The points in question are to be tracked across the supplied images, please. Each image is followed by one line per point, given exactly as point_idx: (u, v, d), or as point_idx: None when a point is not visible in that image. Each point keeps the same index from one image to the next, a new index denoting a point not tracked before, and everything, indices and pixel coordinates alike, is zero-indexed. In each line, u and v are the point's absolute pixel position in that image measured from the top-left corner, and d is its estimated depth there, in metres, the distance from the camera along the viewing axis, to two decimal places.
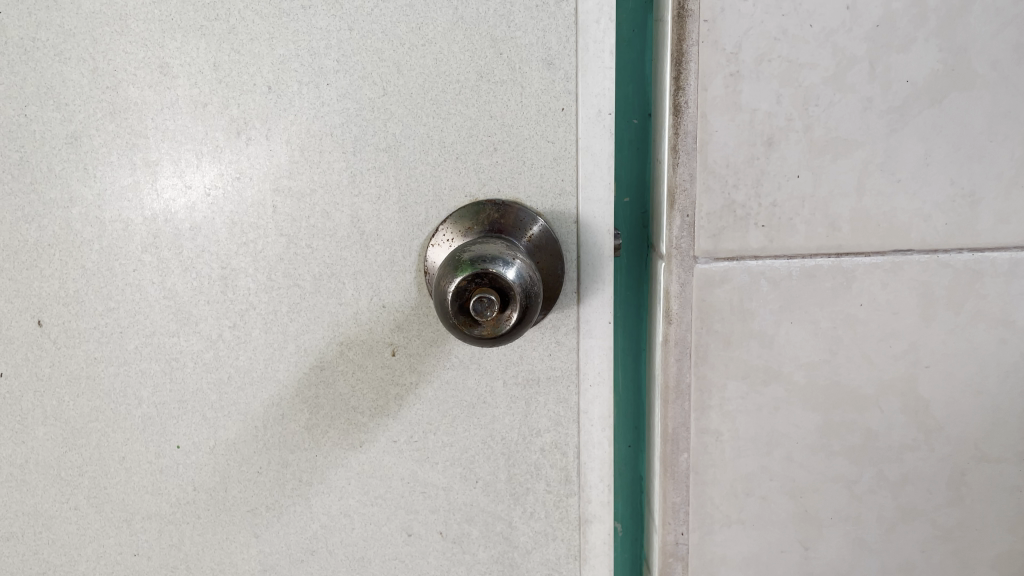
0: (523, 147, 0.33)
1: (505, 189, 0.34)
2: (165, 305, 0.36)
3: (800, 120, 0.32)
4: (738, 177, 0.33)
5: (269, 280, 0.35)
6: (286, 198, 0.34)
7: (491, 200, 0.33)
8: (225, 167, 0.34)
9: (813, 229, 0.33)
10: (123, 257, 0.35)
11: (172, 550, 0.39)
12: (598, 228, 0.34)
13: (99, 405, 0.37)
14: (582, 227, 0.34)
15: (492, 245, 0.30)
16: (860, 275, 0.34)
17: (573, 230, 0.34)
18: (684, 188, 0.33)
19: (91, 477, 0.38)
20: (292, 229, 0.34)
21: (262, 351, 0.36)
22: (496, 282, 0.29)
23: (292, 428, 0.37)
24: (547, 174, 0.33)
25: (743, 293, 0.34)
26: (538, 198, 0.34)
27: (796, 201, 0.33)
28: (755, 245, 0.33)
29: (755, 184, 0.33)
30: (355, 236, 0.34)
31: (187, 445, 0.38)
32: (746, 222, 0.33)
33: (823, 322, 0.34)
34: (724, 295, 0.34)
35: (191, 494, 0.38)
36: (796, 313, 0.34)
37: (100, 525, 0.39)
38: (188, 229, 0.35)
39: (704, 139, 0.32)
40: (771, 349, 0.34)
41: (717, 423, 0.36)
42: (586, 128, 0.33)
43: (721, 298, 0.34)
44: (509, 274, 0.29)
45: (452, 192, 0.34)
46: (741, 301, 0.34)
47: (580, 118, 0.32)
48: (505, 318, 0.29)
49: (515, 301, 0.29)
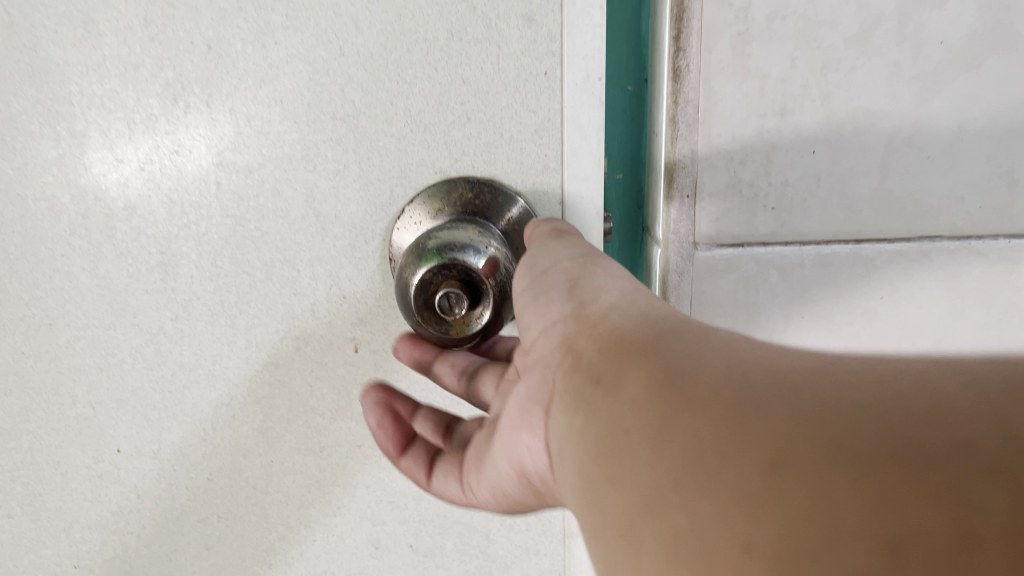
0: (500, 117, 0.28)
1: (480, 166, 0.29)
2: (99, 294, 0.32)
3: (817, 87, 0.28)
4: (745, 155, 0.29)
5: (215, 266, 0.31)
6: (230, 174, 0.30)
7: (465, 179, 0.29)
8: (161, 139, 0.30)
9: (827, 214, 0.30)
10: (50, 240, 0.31)
11: (117, 561, 0.36)
12: (585, 210, 0.30)
13: (30, 403, 0.33)
14: (567, 209, 0.30)
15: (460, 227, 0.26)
16: (881, 265, 0.31)
17: (557, 211, 0.30)
18: (684, 165, 0.29)
19: (25, 483, 0.35)
20: (238, 210, 0.30)
21: (209, 347, 0.32)
22: (467, 275, 0.25)
23: (245, 432, 0.33)
24: (528, 148, 0.29)
25: (750, 284, 0.31)
26: (517, 175, 0.29)
27: (811, 179, 0.29)
28: (764, 230, 0.30)
29: (765, 162, 0.29)
30: (310, 217, 0.30)
31: (128, 449, 0.34)
32: (754, 205, 0.29)
33: (839, 317, 0.32)
34: (727, 286, 0.31)
35: (135, 502, 0.35)
36: (808, 309, 0.32)
37: (36, 533, 0.35)
38: (121, 209, 0.31)
39: (707, 109, 0.28)
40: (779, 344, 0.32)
41: None
42: (573, 96, 0.28)
43: (723, 291, 0.31)
44: (481, 267, 0.25)
45: (420, 167, 0.29)
46: (747, 294, 0.31)
47: (566, 85, 0.28)
48: (476, 317, 0.26)
49: (488, 298, 0.26)
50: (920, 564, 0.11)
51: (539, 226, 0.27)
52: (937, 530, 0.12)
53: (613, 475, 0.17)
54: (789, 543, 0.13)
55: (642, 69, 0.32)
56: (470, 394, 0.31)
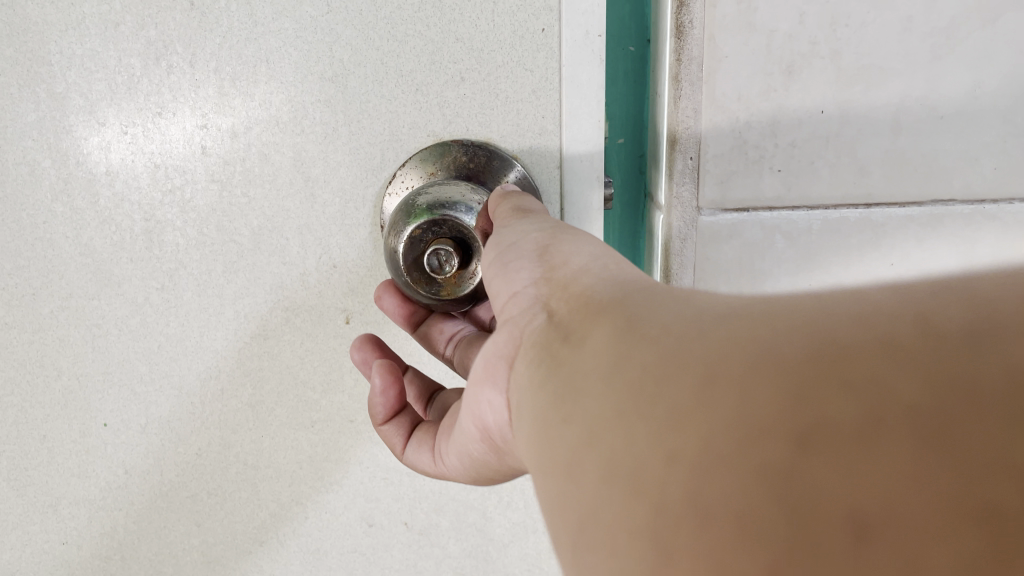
0: (496, 76, 0.27)
1: (473, 129, 0.28)
2: (82, 263, 0.31)
3: (825, 43, 0.27)
4: (752, 115, 0.28)
5: (201, 234, 0.30)
6: (216, 137, 0.29)
7: (458, 142, 0.28)
8: (144, 100, 0.28)
9: (836, 175, 0.29)
10: (30, 207, 0.30)
11: (105, 538, 0.35)
12: (586, 176, 0.28)
13: (14, 376, 0.33)
14: (565, 172, 0.28)
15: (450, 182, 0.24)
16: (892, 231, 0.30)
17: (555, 176, 0.28)
18: (687, 126, 0.29)
19: (11, 458, 0.34)
20: (224, 175, 0.29)
21: (196, 318, 0.31)
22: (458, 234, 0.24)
23: (234, 406, 0.32)
24: (525, 109, 0.27)
25: (756, 250, 0.30)
26: (513, 138, 0.28)
27: (819, 139, 0.29)
28: (769, 192, 0.29)
29: (770, 121, 0.28)
30: (299, 182, 0.29)
31: (115, 423, 0.33)
32: (760, 166, 0.29)
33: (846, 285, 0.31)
34: (731, 252, 0.30)
35: (123, 478, 0.34)
36: (816, 277, 0.31)
37: (23, 509, 0.35)
38: (104, 174, 0.29)
39: (714, 66, 0.28)
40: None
41: None
42: (572, 54, 0.26)
43: (728, 257, 0.30)
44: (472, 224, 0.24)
45: (413, 130, 0.28)
46: (753, 260, 0.30)
47: (565, 42, 0.26)
48: (468, 275, 0.25)
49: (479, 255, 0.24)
50: (826, 466, 0.10)
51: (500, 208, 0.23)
52: (880, 439, 0.09)
53: (557, 420, 0.15)
54: (704, 449, 0.11)
55: (642, 29, 0.31)
56: (455, 361, 0.30)
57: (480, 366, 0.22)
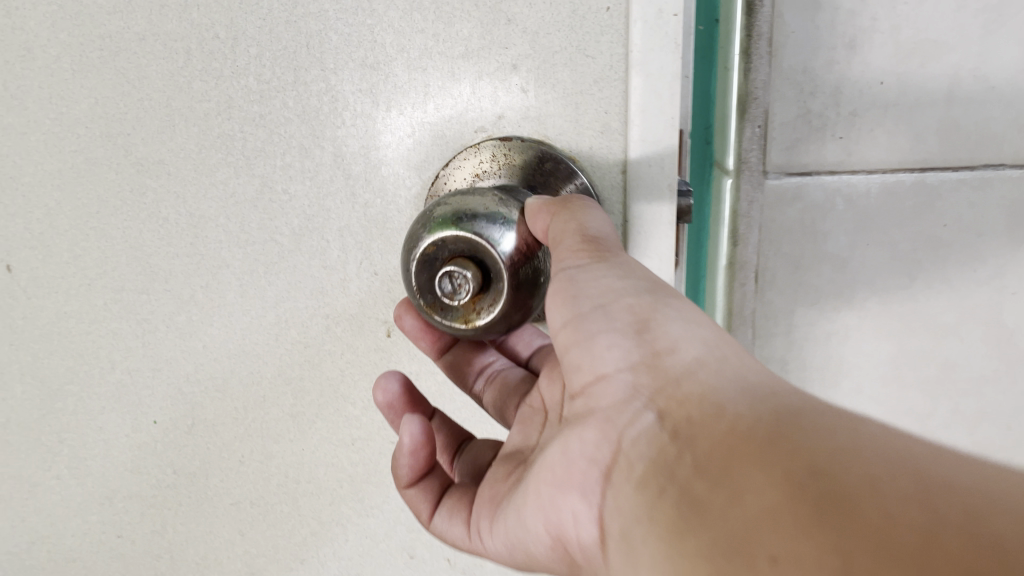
0: (552, 64, 0.23)
1: (525, 125, 0.24)
2: (132, 256, 0.30)
3: (884, 20, 0.29)
4: (816, 88, 0.30)
5: (243, 232, 0.28)
6: (257, 127, 0.27)
7: (506, 140, 0.24)
8: (188, 88, 0.27)
9: (893, 143, 0.30)
10: (87, 196, 0.29)
11: (155, 536, 0.34)
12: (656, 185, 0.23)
13: (74, 365, 0.32)
14: (630, 180, 0.24)
15: (480, 193, 0.21)
16: (944, 194, 0.31)
17: (619, 184, 0.24)
18: (757, 96, 0.30)
19: (71, 446, 0.34)
20: (265, 169, 0.27)
21: (238, 320, 0.29)
22: (476, 255, 0.20)
23: (275, 415, 0.30)
24: (585, 103, 0.23)
25: (816, 213, 0.31)
26: (571, 137, 0.24)
27: (879, 110, 0.30)
28: (832, 159, 0.31)
29: (834, 92, 0.30)
30: (339, 179, 0.26)
31: (164, 421, 0.32)
32: (824, 133, 0.30)
33: (902, 244, 0.32)
34: (794, 214, 0.31)
35: (171, 477, 0.33)
36: (873, 237, 0.32)
37: (82, 498, 0.35)
38: (151, 165, 0.28)
39: (780, 42, 0.30)
40: (846, 273, 0.32)
41: (781, 350, 0.34)
42: (642, 38, 0.22)
43: (791, 219, 0.31)
44: (492, 247, 0.20)
45: (460, 124, 0.25)
46: (814, 222, 0.31)
47: (633, 24, 0.22)
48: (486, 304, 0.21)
49: (500, 284, 0.20)
50: None
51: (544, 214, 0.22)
52: None
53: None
54: None
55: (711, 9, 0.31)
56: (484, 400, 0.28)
57: (560, 461, 0.22)
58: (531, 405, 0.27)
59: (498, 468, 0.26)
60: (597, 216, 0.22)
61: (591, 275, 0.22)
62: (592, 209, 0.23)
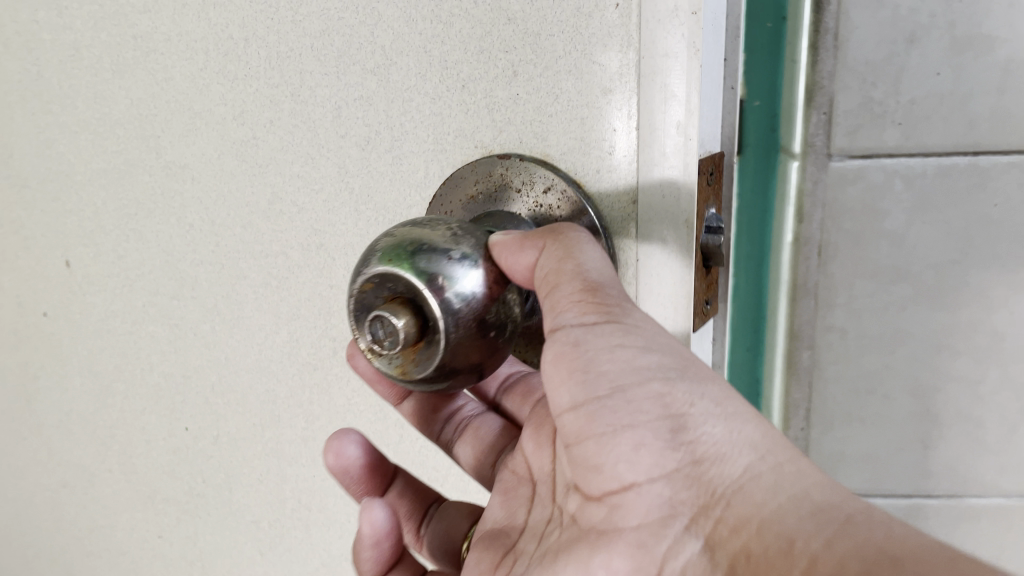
0: (555, 71, 0.19)
1: (525, 141, 0.20)
2: (165, 260, 0.29)
3: (945, 16, 0.23)
4: (882, 77, 0.24)
5: (256, 243, 0.27)
6: (267, 134, 0.25)
7: (504, 158, 0.21)
8: (208, 91, 0.26)
9: (947, 131, 0.24)
10: (127, 198, 0.29)
11: (189, 542, 0.34)
12: (669, 221, 0.19)
13: (120, 363, 0.33)
14: (641, 213, 0.19)
15: (439, 223, 0.18)
16: (1002, 171, 0.24)
17: (628, 218, 0.19)
18: (823, 87, 0.24)
19: (121, 441, 0.34)
20: (275, 179, 0.25)
21: (254, 335, 0.28)
22: (414, 300, 0.17)
23: (288, 437, 0.29)
24: (590, 118, 0.19)
25: (873, 193, 0.25)
26: (576, 157, 0.20)
27: (933, 104, 0.23)
28: (891, 144, 0.24)
29: (895, 85, 0.24)
30: (343, 193, 0.24)
31: (194, 429, 0.31)
32: (885, 120, 0.24)
33: (956, 224, 0.25)
34: (856, 197, 0.25)
35: (201, 486, 0.32)
36: (929, 216, 0.25)
37: (130, 493, 0.35)
38: (178, 169, 0.27)
39: (844, 38, 0.23)
40: (901, 257, 0.25)
41: (824, 339, 0.27)
42: (653, 41, 0.18)
43: (852, 200, 0.25)
44: (434, 296, 0.17)
45: (459, 138, 0.21)
46: (871, 202, 0.25)
47: (644, 24, 0.18)
48: (420, 360, 0.18)
49: (436, 342, 0.17)
50: None
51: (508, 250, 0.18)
52: None
53: None
54: None
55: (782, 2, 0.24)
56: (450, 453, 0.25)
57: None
58: (515, 472, 0.23)
59: (478, 558, 0.22)
60: (593, 253, 0.18)
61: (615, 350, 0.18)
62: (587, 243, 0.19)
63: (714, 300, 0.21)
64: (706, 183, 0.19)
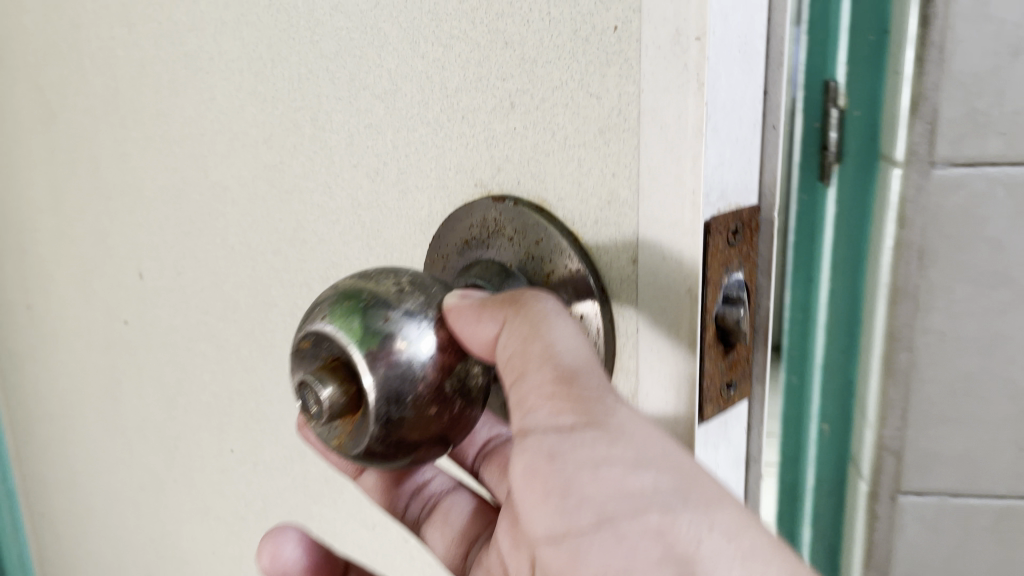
0: (553, 103, 0.16)
1: (522, 182, 0.18)
2: (212, 280, 0.29)
3: None
4: None
5: (283, 272, 0.25)
6: (291, 159, 0.24)
7: (499, 201, 0.18)
8: (243, 113, 0.25)
9: None
10: (183, 216, 0.29)
11: (236, 562, 0.34)
12: (670, 290, 0.15)
13: (181, 377, 0.33)
14: (641, 277, 0.16)
15: (391, 275, 0.16)
16: None
17: (628, 283, 0.16)
18: None
19: (183, 453, 0.35)
20: (299, 206, 0.24)
21: (282, 365, 0.27)
22: (349, 372, 0.15)
23: (312, 475, 0.27)
24: (588, 161, 0.16)
25: None
26: (574, 204, 0.17)
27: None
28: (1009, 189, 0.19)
29: None
30: (354, 227, 0.22)
31: (237, 452, 0.31)
32: None
33: None
34: (958, 202, 0.34)
35: (243, 510, 0.32)
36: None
37: (190, 505, 0.35)
38: (221, 191, 0.27)
39: None
40: None
41: None
42: (653, 71, 0.15)
43: (955, 207, 0.34)
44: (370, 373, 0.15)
45: (459, 175, 0.19)
46: None
47: (644, 50, 0.15)
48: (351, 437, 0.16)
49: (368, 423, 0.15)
50: None
51: (466, 323, 0.16)
52: None
53: None
54: None
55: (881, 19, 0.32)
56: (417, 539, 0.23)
57: None
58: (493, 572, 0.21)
59: None
60: (561, 335, 0.15)
61: (601, 470, 0.16)
62: (559, 318, 0.16)
63: (742, 385, 0.17)
64: (727, 244, 0.16)
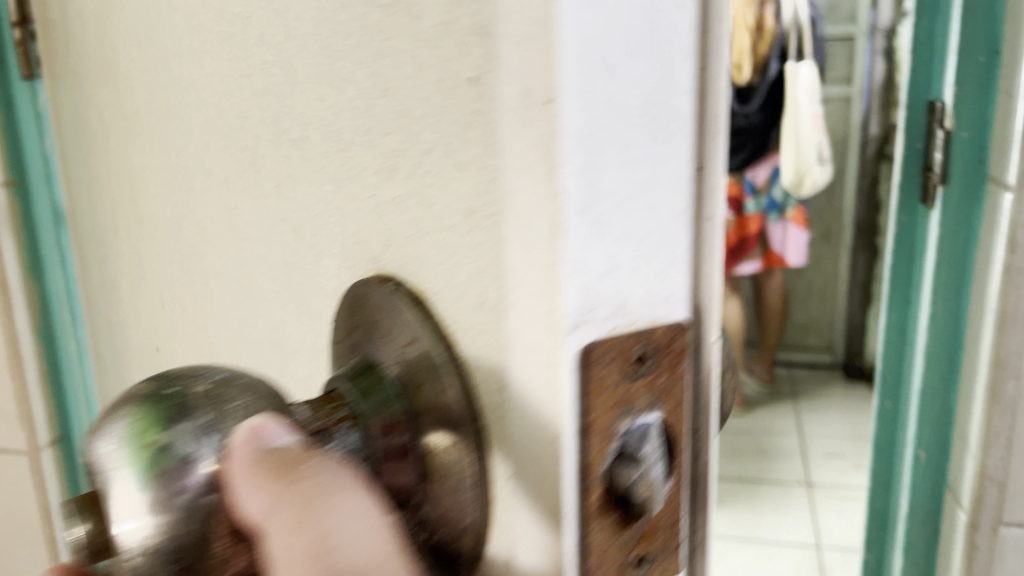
0: (425, 169, 0.13)
1: (406, 262, 0.14)
2: (200, 321, 0.27)
3: None
4: None
5: (239, 324, 0.23)
6: (241, 205, 0.21)
7: (382, 282, 0.14)
8: (210, 149, 0.23)
9: None
10: (179, 251, 0.28)
11: None
12: (537, 427, 0.11)
13: None
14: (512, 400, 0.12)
15: (193, 380, 0.15)
16: None
17: (502, 403, 0.12)
18: None
19: None
20: (246, 256, 0.21)
21: None
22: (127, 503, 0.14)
23: None
24: (461, 246, 0.12)
25: None
26: (451, 299, 0.13)
27: None
28: None
29: None
30: (286, 287, 0.19)
31: None
32: None
33: None
34: None
35: None
36: None
37: None
38: (201, 230, 0.25)
39: None
40: None
41: None
42: (514, 137, 0.11)
43: None
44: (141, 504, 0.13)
45: (358, 245, 0.15)
46: None
47: (505, 108, 0.11)
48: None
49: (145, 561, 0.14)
50: None
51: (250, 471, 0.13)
52: None
53: None
54: None
55: (993, 44, 0.40)
56: None
57: None
58: None
59: None
60: (351, 523, 0.12)
61: None
62: (349, 500, 0.12)
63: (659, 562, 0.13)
64: (623, 378, 0.12)
